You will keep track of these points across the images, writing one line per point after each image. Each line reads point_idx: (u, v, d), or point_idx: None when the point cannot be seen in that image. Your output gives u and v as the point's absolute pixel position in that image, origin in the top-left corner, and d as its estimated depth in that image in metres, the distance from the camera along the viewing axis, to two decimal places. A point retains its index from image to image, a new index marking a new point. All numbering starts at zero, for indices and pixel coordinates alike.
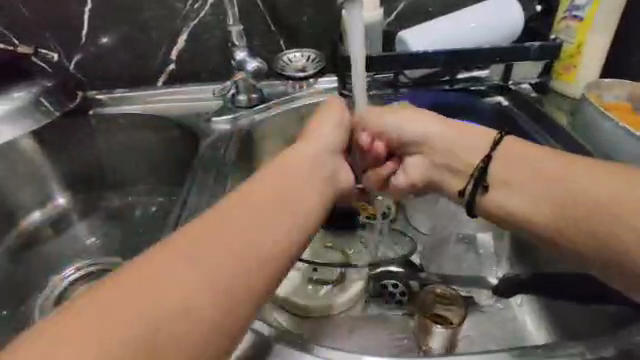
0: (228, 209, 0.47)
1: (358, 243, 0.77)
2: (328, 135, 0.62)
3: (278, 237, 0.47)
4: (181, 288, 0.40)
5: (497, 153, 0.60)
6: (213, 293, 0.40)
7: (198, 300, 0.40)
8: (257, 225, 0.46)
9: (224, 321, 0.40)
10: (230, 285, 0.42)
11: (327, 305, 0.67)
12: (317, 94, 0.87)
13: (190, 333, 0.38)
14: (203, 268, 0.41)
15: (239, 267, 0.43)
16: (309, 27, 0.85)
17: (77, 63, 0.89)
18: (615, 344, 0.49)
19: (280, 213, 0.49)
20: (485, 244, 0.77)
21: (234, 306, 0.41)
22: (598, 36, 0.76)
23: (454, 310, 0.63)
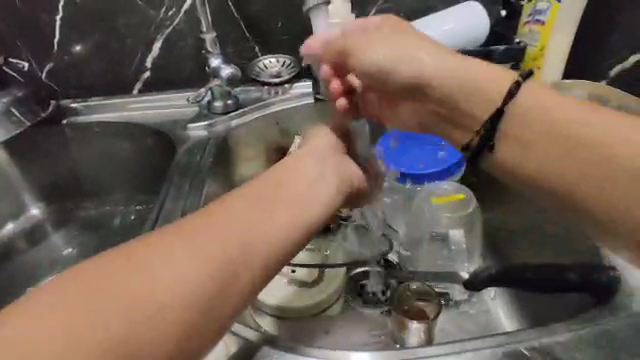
0: (221, 208, 0.49)
1: (336, 243, 0.78)
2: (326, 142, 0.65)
3: (267, 236, 0.48)
4: (167, 282, 0.42)
5: (512, 106, 0.52)
6: (195, 287, 0.43)
7: (182, 293, 0.42)
8: (247, 223, 0.48)
9: (205, 315, 0.43)
10: (214, 280, 0.44)
11: (305, 305, 0.69)
12: (293, 98, 0.87)
13: (171, 324, 0.41)
14: (189, 263, 0.43)
15: (225, 264, 0.45)
16: (284, 32, 0.86)
17: (49, 72, 0.88)
18: (578, 329, 0.51)
19: (270, 212, 0.50)
20: (457, 240, 0.74)
21: (217, 300, 0.43)
22: (560, 38, 0.80)
23: (428, 306, 0.65)
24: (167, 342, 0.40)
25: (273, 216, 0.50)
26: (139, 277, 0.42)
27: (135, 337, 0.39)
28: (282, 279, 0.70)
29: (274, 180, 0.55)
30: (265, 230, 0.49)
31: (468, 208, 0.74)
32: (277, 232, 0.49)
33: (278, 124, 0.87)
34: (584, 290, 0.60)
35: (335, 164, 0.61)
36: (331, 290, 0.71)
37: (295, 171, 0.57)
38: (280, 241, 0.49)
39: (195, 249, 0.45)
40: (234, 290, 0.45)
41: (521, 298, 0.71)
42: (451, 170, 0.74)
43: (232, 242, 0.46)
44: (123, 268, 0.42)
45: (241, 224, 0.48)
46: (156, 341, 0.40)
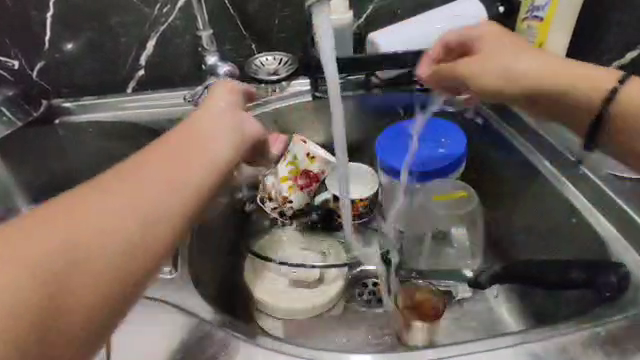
0: (135, 161, 0.47)
1: (337, 242, 0.77)
2: (233, 99, 0.60)
3: (186, 178, 0.48)
4: (86, 235, 0.39)
5: (619, 96, 0.51)
6: (117, 238, 0.41)
7: (104, 246, 0.40)
8: (164, 172, 0.47)
9: (133, 267, 0.41)
10: (137, 231, 0.42)
11: (306, 306, 0.67)
12: (290, 96, 0.85)
13: (96, 281, 0.39)
14: (109, 215, 0.41)
15: (147, 212, 0.43)
16: (281, 30, 0.85)
17: (40, 70, 0.85)
18: (590, 329, 0.50)
19: (190, 160, 0.49)
20: (460, 238, 0.75)
21: (144, 250, 0.42)
22: (558, 34, 0.78)
23: (434, 300, 0.65)
24: (93, 298, 0.38)
25: (191, 163, 0.49)
26: (52, 232, 0.38)
27: (56, 295, 0.36)
28: (285, 281, 0.69)
29: (191, 131, 0.53)
30: (180, 175, 0.47)
31: (467, 208, 0.75)
32: (202, 178, 0.49)
33: (276, 122, 0.85)
34: (591, 290, 0.57)
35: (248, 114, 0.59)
36: (332, 290, 0.69)
37: (215, 120, 0.55)
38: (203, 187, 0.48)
39: (113, 200, 0.42)
40: (161, 238, 0.43)
41: (524, 295, 0.70)
42: (452, 167, 0.75)
43: (145, 189, 0.44)
44: (35, 224, 0.38)
45: (159, 174, 0.46)
46: (77, 300, 0.38)
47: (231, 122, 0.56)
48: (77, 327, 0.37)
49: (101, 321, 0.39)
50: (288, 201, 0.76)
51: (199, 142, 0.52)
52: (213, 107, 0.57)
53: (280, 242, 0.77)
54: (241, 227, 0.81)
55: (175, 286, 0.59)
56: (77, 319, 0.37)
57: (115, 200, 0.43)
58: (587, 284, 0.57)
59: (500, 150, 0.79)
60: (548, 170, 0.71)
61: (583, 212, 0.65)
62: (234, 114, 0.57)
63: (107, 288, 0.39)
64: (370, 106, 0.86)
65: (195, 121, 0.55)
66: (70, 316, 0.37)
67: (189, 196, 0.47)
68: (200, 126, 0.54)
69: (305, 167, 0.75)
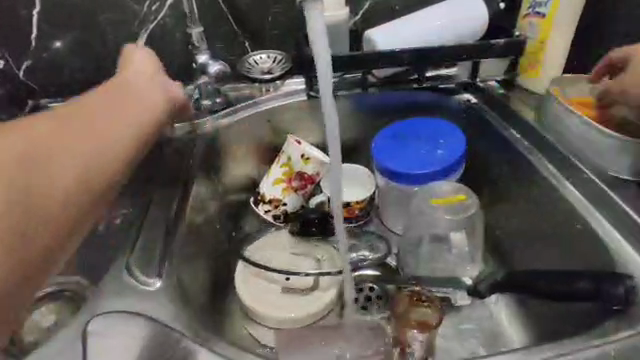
0: (54, 112, 0.56)
1: (330, 247, 0.74)
2: (143, 62, 0.69)
3: (131, 119, 0.60)
4: (23, 169, 0.48)
5: None
6: (68, 172, 0.51)
7: (66, 171, 0.51)
8: (108, 121, 0.58)
9: (75, 196, 0.51)
10: (72, 165, 0.52)
11: (300, 316, 0.65)
12: (284, 96, 0.82)
13: (38, 204, 0.48)
14: (38, 152, 0.50)
15: (90, 148, 0.54)
16: (274, 27, 0.83)
17: (27, 70, 0.82)
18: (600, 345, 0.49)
19: (117, 113, 0.60)
20: (461, 243, 0.71)
21: (78, 180, 0.52)
22: (560, 32, 0.76)
23: (429, 309, 0.62)
24: (40, 223, 0.48)
25: (133, 113, 0.61)
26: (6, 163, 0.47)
27: (28, 211, 0.47)
28: (277, 289, 0.68)
29: (115, 91, 0.63)
30: (126, 118, 0.60)
31: (466, 213, 0.70)
32: (128, 130, 0.59)
33: (268, 122, 0.82)
34: (598, 302, 0.54)
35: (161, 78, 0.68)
36: (326, 298, 0.67)
37: (134, 84, 0.65)
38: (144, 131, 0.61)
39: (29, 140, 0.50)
40: (106, 170, 0.55)
41: (526, 304, 0.67)
42: (451, 169, 0.73)
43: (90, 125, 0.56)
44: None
45: (102, 120, 0.58)
46: (50, 211, 0.49)
47: (150, 83, 0.67)
48: (40, 239, 0.47)
49: (41, 242, 0.48)
50: (283, 203, 0.76)
51: (127, 98, 0.63)
52: (135, 72, 0.67)
53: (273, 246, 0.74)
54: (232, 232, 0.78)
55: (163, 296, 0.57)
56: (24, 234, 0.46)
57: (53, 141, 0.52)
58: (593, 296, 0.54)
59: (500, 151, 0.76)
60: (551, 172, 0.68)
61: (585, 216, 0.63)
62: (146, 77, 0.67)
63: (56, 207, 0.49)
64: (367, 105, 0.84)
65: (112, 85, 0.64)
66: (28, 230, 0.46)
67: (118, 143, 0.57)
68: (122, 86, 0.64)
69: (298, 169, 0.75)
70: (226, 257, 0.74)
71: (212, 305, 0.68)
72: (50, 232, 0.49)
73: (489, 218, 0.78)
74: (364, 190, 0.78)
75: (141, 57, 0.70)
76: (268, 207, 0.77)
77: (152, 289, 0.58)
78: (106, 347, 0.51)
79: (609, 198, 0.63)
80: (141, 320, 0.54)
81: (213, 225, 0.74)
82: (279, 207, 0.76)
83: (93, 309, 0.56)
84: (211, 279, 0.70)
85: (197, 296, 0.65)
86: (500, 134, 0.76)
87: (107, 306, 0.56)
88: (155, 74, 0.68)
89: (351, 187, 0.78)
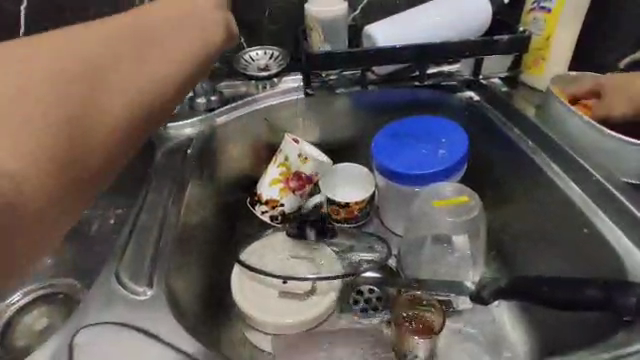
0: (110, 23, 0.52)
1: (329, 249, 0.71)
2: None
3: (165, 69, 0.54)
4: (76, 83, 0.46)
5: None
6: (114, 89, 0.49)
7: (97, 106, 0.47)
8: (144, 54, 0.52)
9: (120, 122, 0.49)
10: (122, 86, 0.49)
11: (298, 322, 0.63)
12: (281, 93, 0.80)
13: (87, 126, 0.46)
14: (92, 66, 0.48)
15: (136, 68, 0.51)
16: (271, 23, 0.81)
17: None
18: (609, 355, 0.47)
19: (168, 38, 0.55)
20: (464, 246, 0.69)
21: (126, 103, 0.49)
22: (566, 28, 0.74)
23: (430, 317, 0.60)
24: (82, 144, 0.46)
25: (181, 32, 0.56)
26: (56, 76, 0.45)
27: (57, 146, 0.43)
28: (274, 293, 0.66)
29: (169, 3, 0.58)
30: (161, 67, 0.53)
31: (469, 215, 0.68)
32: (177, 54, 0.55)
33: (266, 120, 0.80)
34: (608, 310, 0.52)
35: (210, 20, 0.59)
36: (325, 302, 0.65)
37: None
38: (192, 52, 0.57)
39: (85, 52, 0.48)
40: (149, 95, 0.52)
41: (530, 309, 0.65)
42: (454, 170, 0.70)
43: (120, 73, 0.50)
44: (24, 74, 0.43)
45: (152, 45, 0.53)
46: (92, 137, 0.46)
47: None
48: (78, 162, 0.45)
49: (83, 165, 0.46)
50: (281, 204, 0.74)
51: (179, 13, 0.57)
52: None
53: (270, 249, 0.72)
54: (228, 234, 0.76)
55: (151, 306, 0.54)
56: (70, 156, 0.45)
57: (106, 55, 0.49)
58: (599, 305, 0.52)
59: (503, 150, 0.74)
60: (556, 172, 0.66)
61: (590, 217, 0.61)
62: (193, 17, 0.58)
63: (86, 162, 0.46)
64: (367, 102, 0.81)
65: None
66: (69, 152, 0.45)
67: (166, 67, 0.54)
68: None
69: (296, 169, 0.73)
70: (222, 260, 0.72)
71: (206, 311, 0.65)
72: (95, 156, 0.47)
73: (491, 218, 0.76)
74: (362, 189, 0.76)
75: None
76: (266, 208, 0.75)
77: (142, 299, 0.55)
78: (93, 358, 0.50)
79: (615, 201, 0.61)
80: (132, 331, 0.52)
81: (208, 227, 0.72)
82: (277, 208, 0.74)
83: (82, 318, 0.53)
84: (205, 283, 0.67)
85: (190, 301, 0.62)
86: (504, 133, 0.74)
87: (97, 315, 0.54)
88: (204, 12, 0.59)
89: (350, 186, 0.76)
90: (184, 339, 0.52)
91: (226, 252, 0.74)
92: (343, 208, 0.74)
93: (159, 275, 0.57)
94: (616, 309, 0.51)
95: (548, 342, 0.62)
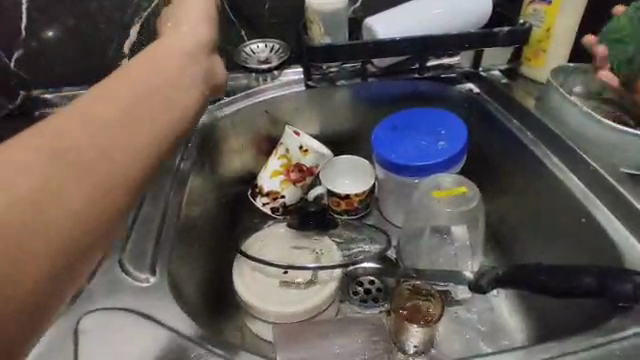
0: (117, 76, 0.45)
1: (330, 241, 0.72)
2: (189, 39, 0.55)
3: (162, 125, 0.45)
4: (55, 176, 0.36)
5: None
6: (107, 172, 0.39)
7: (94, 174, 0.38)
8: (147, 109, 0.44)
9: (109, 205, 0.38)
10: (115, 167, 0.39)
11: (299, 311, 0.64)
12: (282, 86, 0.81)
13: (65, 226, 0.35)
14: (75, 150, 0.37)
15: (129, 142, 0.41)
16: (272, 16, 0.81)
17: (18, 60, 0.80)
18: (599, 343, 0.48)
19: (169, 89, 0.47)
20: (462, 236, 0.70)
21: (116, 188, 0.39)
22: (566, 22, 0.74)
23: (429, 305, 0.62)
24: (57, 248, 0.35)
25: (173, 90, 0.48)
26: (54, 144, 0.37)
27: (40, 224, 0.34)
28: (275, 282, 0.67)
29: (154, 58, 0.49)
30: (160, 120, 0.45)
31: (468, 205, 0.69)
32: (178, 106, 0.47)
33: (267, 112, 0.80)
34: (602, 298, 0.52)
35: (208, 68, 0.55)
36: (325, 291, 0.66)
37: (177, 53, 0.52)
38: (187, 115, 0.48)
39: (68, 134, 0.38)
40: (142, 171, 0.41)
41: (528, 298, 0.66)
42: (453, 161, 0.71)
43: (119, 134, 0.41)
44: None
45: (154, 97, 0.45)
46: (85, 212, 0.36)
47: (191, 52, 0.53)
48: (53, 271, 0.34)
49: (59, 273, 0.35)
50: (281, 195, 0.74)
51: (182, 62, 0.51)
52: (178, 37, 0.54)
53: (272, 239, 0.72)
54: (229, 224, 0.76)
55: (153, 293, 0.55)
56: (42, 265, 0.34)
57: (91, 133, 0.39)
58: (592, 292, 0.53)
59: (504, 142, 0.74)
60: (554, 163, 0.67)
61: (588, 207, 0.61)
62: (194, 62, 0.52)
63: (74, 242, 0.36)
64: (366, 95, 0.82)
65: (152, 51, 0.50)
66: (41, 261, 0.34)
67: (161, 135, 0.44)
68: (162, 52, 0.51)
69: (297, 161, 0.74)
70: (224, 250, 0.73)
71: (206, 301, 0.66)
72: (76, 259, 0.36)
73: (490, 210, 0.77)
74: (363, 181, 0.76)
75: (198, 21, 0.58)
76: (266, 200, 0.75)
77: (144, 286, 0.55)
78: (88, 347, 0.50)
79: (613, 192, 0.62)
80: (134, 316, 0.52)
81: (209, 218, 0.73)
82: (278, 200, 0.75)
83: (86, 303, 0.53)
84: (207, 274, 0.68)
85: (191, 292, 0.62)
86: (503, 126, 0.74)
87: (101, 300, 0.54)
88: (199, 56, 0.54)
89: (351, 178, 0.77)
90: (185, 324, 0.52)
91: (228, 242, 0.75)
92: (344, 200, 0.74)
93: (161, 265, 0.58)
94: (610, 297, 0.51)
95: (544, 329, 0.63)
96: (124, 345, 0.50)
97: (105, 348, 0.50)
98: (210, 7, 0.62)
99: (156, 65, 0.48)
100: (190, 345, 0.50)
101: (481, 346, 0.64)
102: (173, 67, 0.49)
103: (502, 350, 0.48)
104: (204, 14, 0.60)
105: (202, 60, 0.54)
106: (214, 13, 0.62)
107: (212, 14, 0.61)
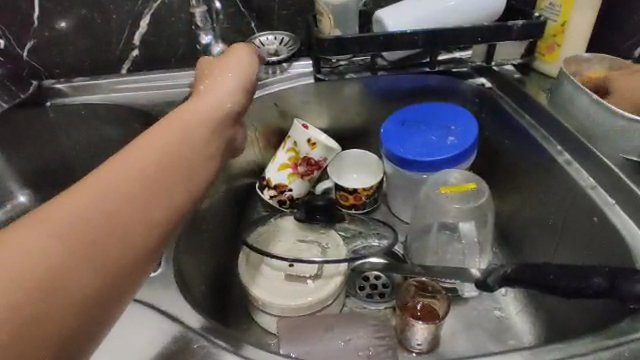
0: (149, 134, 0.43)
1: (338, 235, 0.71)
2: (218, 94, 0.53)
3: (187, 180, 0.42)
4: (91, 225, 0.35)
5: None
6: (126, 231, 0.36)
7: (114, 233, 0.35)
8: (172, 165, 0.42)
9: (126, 262, 0.36)
10: (147, 215, 0.38)
11: (305, 305, 0.63)
12: (292, 78, 0.81)
13: (94, 274, 0.34)
14: (108, 200, 0.36)
15: (163, 191, 0.40)
16: (282, 7, 0.79)
17: (30, 50, 0.81)
18: (605, 349, 0.46)
19: (194, 143, 0.45)
20: (469, 233, 0.69)
21: (141, 236, 0.37)
22: (584, 14, 0.71)
23: (435, 304, 0.62)
24: (81, 296, 0.33)
25: (210, 140, 0.47)
26: (79, 208, 0.35)
27: (57, 282, 0.32)
28: (280, 276, 0.66)
29: (190, 108, 0.49)
30: (185, 175, 0.42)
31: (476, 202, 0.68)
32: (203, 160, 0.45)
33: (275, 105, 0.80)
34: (612, 299, 0.51)
35: (233, 119, 0.52)
36: (332, 285, 0.65)
37: (216, 103, 0.51)
38: (210, 167, 0.45)
39: (97, 192, 0.37)
40: (172, 219, 0.40)
41: (537, 297, 0.65)
42: (463, 156, 0.70)
43: (142, 193, 0.38)
44: (27, 229, 0.33)
45: (179, 153, 0.43)
46: (102, 271, 0.34)
47: (220, 103, 0.52)
48: (76, 319, 0.33)
49: (81, 321, 0.33)
50: (289, 188, 0.75)
51: (210, 116, 0.49)
52: (208, 93, 0.53)
53: (279, 232, 0.72)
54: (238, 217, 0.76)
55: (160, 283, 0.55)
56: (64, 313, 0.32)
57: (124, 183, 0.38)
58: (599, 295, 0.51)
59: (515, 139, 0.73)
60: (565, 160, 0.65)
61: (602, 208, 0.59)
62: (219, 114, 0.50)
63: (87, 301, 0.33)
64: (376, 88, 0.81)
65: (191, 102, 0.50)
66: (63, 308, 0.32)
67: (189, 184, 0.42)
68: (194, 107, 0.49)
69: (305, 155, 0.74)
70: (231, 242, 0.74)
71: (215, 293, 0.66)
72: (99, 309, 0.34)
73: (500, 208, 0.77)
74: (371, 176, 0.78)
75: (239, 66, 0.58)
76: (274, 193, 0.75)
77: (152, 275, 0.55)
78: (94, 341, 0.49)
79: (626, 191, 0.59)
80: (143, 307, 0.52)
81: (218, 211, 0.73)
82: (285, 193, 0.75)
83: None
84: (214, 265, 0.69)
85: (198, 282, 0.63)
86: (516, 122, 0.73)
87: None
88: (227, 109, 0.52)
89: (358, 172, 0.79)
90: (190, 316, 0.51)
91: (235, 235, 0.75)
92: (351, 194, 0.75)
93: (166, 256, 0.58)
94: (620, 298, 0.50)
95: (550, 329, 0.63)
96: (139, 333, 0.49)
97: (115, 340, 0.49)
98: (254, 52, 0.61)
99: (196, 116, 0.48)
100: (193, 336, 0.49)
101: (486, 344, 0.64)
102: (209, 116, 0.49)
103: (508, 350, 0.48)
104: (248, 64, 0.59)
105: (229, 112, 0.52)
106: (257, 63, 0.60)
107: (254, 60, 0.60)
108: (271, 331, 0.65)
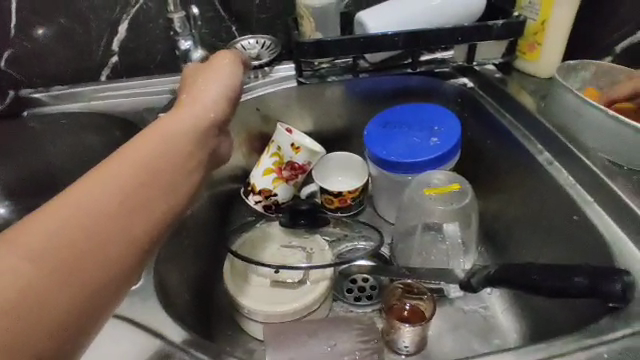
0: (134, 143, 0.43)
1: (322, 239, 0.71)
2: (203, 103, 0.52)
3: (174, 189, 0.41)
4: (78, 237, 0.35)
5: None
6: (111, 243, 0.36)
7: (99, 246, 0.35)
8: (158, 174, 0.41)
9: (111, 274, 0.35)
10: (132, 226, 0.37)
11: (291, 310, 0.62)
12: (275, 82, 0.80)
13: (81, 285, 0.34)
14: (93, 212, 0.36)
15: (150, 201, 0.39)
16: (262, 11, 0.79)
17: (8, 60, 0.79)
18: (586, 350, 0.47)
19: (179, 152, 0.44)
20: (453, 234, 0.69)
21: (127, 248, 0.37)
22: (563, 12, 0.72)
23: (421, 305, 0.62)
24: (66, 310, 0.33)
25: (195, 148, 0.46)
26: (63, 221, 0.35)
27: (42, 297, 0.32)
28: (266, 282, 0.66)
29: (177, 117, 0.48)
30: (171, 185, 0.41)
31: (459, 203, 0.68)
32: (189, 168, 0.44)
33: (258, 110, 0.80)
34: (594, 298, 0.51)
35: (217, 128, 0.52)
36: (318, 290, 0.64)
37: (203, 111, 0.51)
38: (195, 175, 0.44)
39: (82, 203, 0.36)
40: (158, 229, 0.39)
41: (522, 297, 0.65)
42: (446, 157, 0.70)
43: (127, 203, 0.38)
44: (13, 244, 0.33)
45: (164, 161, 0.43)
46: (88, 284, 0.34)
47: (206, 111, 0.51)
48: (62, 331, 0.32)
49: (68, 333, 0.33)
50: (274, 193, 0.74)
51: (195, 125, 0.48)
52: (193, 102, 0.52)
53: (264, 238, 0.71)
54: (222, 223, 0.76)
55: (140, 297, 0.54)
56: (49, 326, 0.32)
57: (110, 194, 0.37)
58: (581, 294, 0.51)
59: (497, 139, 0.73)
60: (547, 160, 0.66)
61: (582, 206, 0.59)
62: (205, 122, 0.49)
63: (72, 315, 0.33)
64: (358, 90, 0.81)
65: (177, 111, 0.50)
66: (48, 322, 0.32)
67: (175, 192, 0.42)
68: (180, 116, 0.49)
69: (289, 159, 0.73)
70: (216, 249, 0.73)
71: (199, 301, 0.66)
72: (85, 321, 0.34)
73: (484, 208, 0.77)
74: (356, 179, 0.78)
75: (224, 72, 0.57)
76: (259, 198, 0.74)
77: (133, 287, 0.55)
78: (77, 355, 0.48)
79: (606, 190, 0.59)
80: (120, 319, 0.51)
81: (202, 219, 0.72)
82: (270, 198, 0.74)
83: None
84: (198, 273, 0.68)
85: (182, 291, 0.63)
86: (498, 122, 0.73)
87: None
88: (212, 116, 0.51)
89: (343, 175, 0.79)
90: (172, 329, 0.51)
91: (221, 241, 0.74)
92: (336, 197, 0.74)
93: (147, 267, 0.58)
94: (603, 297, 0.50)
95: (535, 328, 0.63)
96: (119, 347, 0.49)
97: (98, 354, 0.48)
98: (239, 59, 0.60)
99: (182, 124, 0.47)
100: (174, 351, 0.49)
101: (472, 345, 0.64)
102: (196, 125, 0.48)
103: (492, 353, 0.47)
104: (233, 70, 0.58)
105: (214, 120, 0.51)
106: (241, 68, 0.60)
107: (239, 66, 0.60)
108: (257, 337, 0.64)
